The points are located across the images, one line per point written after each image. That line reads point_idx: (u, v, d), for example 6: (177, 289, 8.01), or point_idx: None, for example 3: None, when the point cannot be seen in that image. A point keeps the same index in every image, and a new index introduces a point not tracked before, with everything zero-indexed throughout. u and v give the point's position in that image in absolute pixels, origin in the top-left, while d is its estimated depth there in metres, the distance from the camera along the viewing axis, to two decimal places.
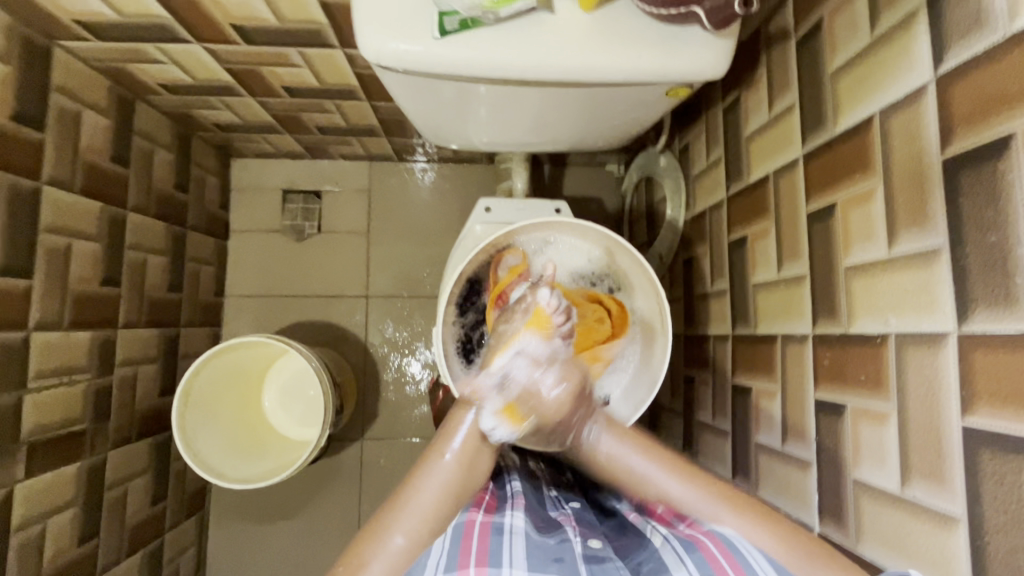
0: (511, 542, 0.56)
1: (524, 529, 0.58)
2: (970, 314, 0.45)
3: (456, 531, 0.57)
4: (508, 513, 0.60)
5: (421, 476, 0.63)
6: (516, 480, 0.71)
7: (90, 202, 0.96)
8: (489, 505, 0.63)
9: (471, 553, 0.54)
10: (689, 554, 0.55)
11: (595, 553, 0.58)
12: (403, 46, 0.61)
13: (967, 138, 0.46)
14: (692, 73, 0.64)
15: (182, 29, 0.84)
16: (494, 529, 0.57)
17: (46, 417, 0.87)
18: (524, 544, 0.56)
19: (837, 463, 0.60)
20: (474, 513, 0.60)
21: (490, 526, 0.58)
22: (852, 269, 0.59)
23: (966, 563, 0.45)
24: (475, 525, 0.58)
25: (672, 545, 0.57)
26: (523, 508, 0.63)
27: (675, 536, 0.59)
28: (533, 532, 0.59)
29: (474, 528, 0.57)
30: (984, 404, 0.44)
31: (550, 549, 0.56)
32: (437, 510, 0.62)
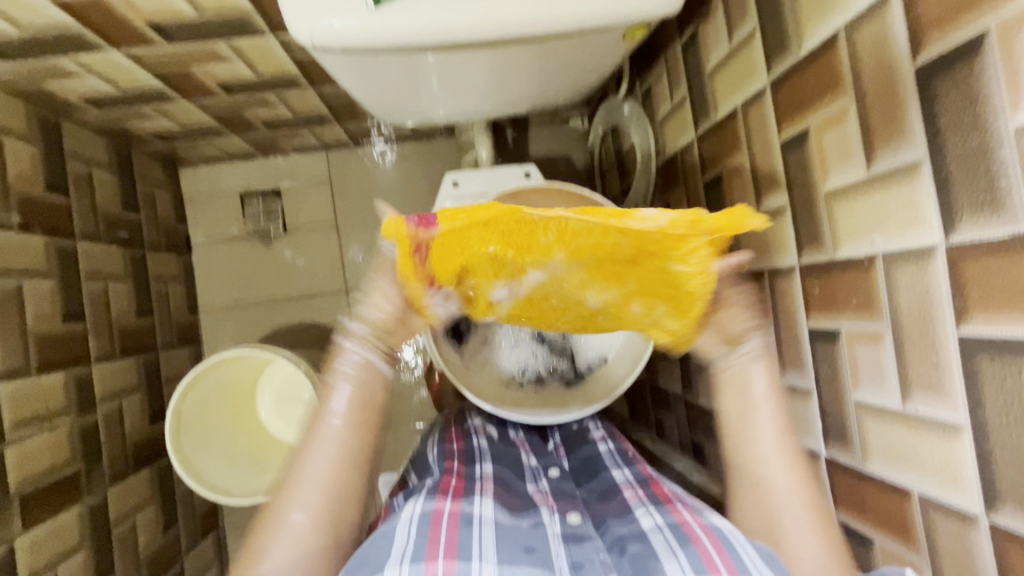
0: (479, 535, 0.56)
1: (493, 519, 0.59)
2: (955, 224, 0.45)
3: (421, 521, 0.56)
4: (476, 502, 0.61)
5: (264, 535, 0.56)
6: (488, 461, 0.73)
7: (32, 237, 0.90)
8: (455, 492, 0.63)
9: (439, 544, 0.53)
10: (683, 547, 0.54)
11: (574, 531, 0.62)
12: (338, 23, 0.57)
13: (937, 42, 0.44)
14: (647, 12, 0.61)
15: (94, 36, 0.77)
16: (461, 521, 0.57)
17: (33, 466, 0.84)
18: (494, 536, 0.56)
19: (837, 388, 0.61)
20: (441, 501, 0.60)
21: (457, 519, 0.57)
22: (832, 194, 0.58)
23: (973, 468, 0.46)
24: (444, 515, 0.57)
25: (665, 533, 0.57)
26: (492, 494, 0.64)
27: (669, 523, 0.58)
28: (506, 517, 0.60)
29: (442, 518, 0.57)
30: (978, 310, 0.44)
31: (520, 537, 0.57)
32: (332, 479, 0.59)
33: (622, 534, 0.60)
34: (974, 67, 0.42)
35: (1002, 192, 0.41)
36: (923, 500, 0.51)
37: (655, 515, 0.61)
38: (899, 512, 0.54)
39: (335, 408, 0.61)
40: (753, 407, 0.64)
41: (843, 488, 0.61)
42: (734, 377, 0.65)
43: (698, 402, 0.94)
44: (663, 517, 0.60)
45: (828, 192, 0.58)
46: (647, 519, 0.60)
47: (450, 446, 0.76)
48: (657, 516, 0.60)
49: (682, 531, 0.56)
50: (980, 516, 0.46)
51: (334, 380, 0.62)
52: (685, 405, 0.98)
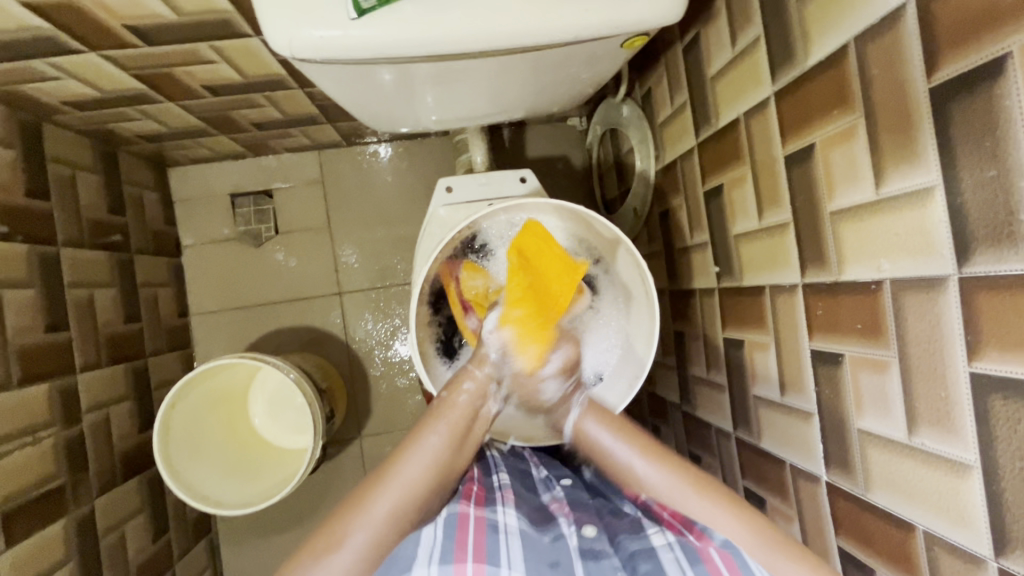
0: (506, 543, 0.56)
1: (518, 528, 0.58)
2: (970, 255, 0.42)
3: (447, 523, 0.56)
4: (500, 509, 0.60)
5: (380, 486, 0.58)
6: (503, 471, 0.71)
7: (12, 245, 0.87)
8: (479, 496, 0.62)
9: (467, 549, 0.54)
10: (693, 565, 0.55)
11: (590, 547, 0.58)
12: (321, 34, 0.54)
13: (955, 62, 0.42)
14: (646, 21, 0.58)
15: (70, 39, 0.74)
16: (488, 528, 0.57)
17: (17, 481, 0.82)
18: (520, 546, 0.56)
19: (840, 413, 0.58)
20: (465, 505, 0.59)
21: (484, 524, 0.57)
22: (838, 213, 0.55)
23: (982, 508, 0.44)
24: (470, 519, 0.57)
25: (675, 553, 0.57)
26: (514, 504, 0.63)
27: (680, 542, 0.58)
28: (530, 529, 0.59)
29: (469, 522, 0.57)
30: (992, 347, 0.41)
31: (544, 551, 0.56)
32: (424, 485, 0.59)
33: (633, 551, 0.59)
34: (994, 91, 0.39)
35: (1021, 225, 0.38)
36: (928, 536, 0.49)
37: (666, 533, 0.60)
38: (901, 545, 0.53)
39: (443, 418, 0.62)
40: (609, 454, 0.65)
41: (843, 514, 0.60)
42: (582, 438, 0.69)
43: (696, 414, 0.92)
44: (672, 536, 0.59)
45: (834, 211, 0.56)
46: (657, 538, 0.60)
47: None
48: (667, 534, 0.60)
49: (692, 551, 0.57)
50: (988, 559, 0.44)
51: (454, 394, 0.64)
52: (683, 416, 0.96)
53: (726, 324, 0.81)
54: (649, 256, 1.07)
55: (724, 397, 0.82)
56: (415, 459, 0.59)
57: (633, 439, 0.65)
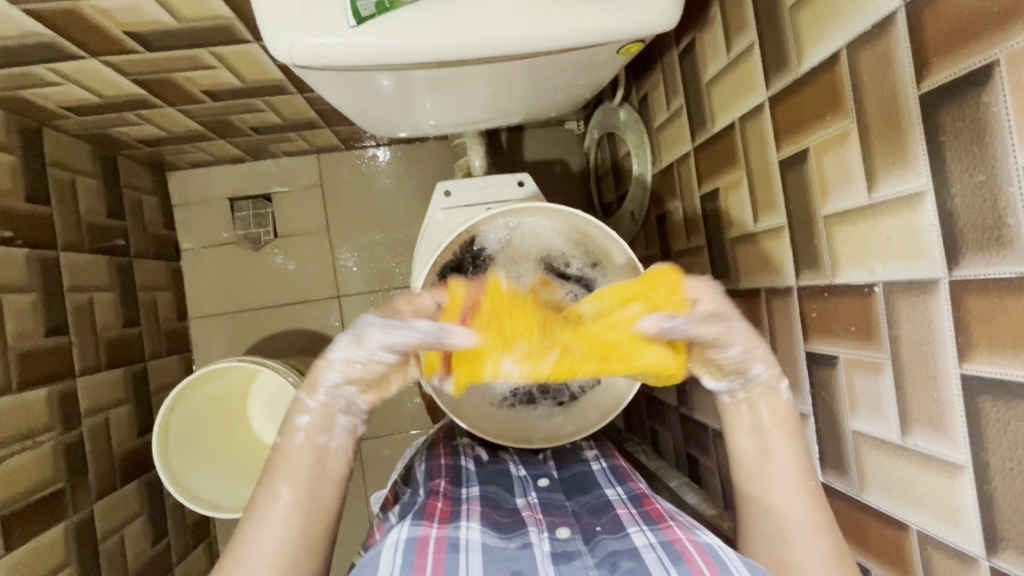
0: (466, 560, 0.55)
1: (480, 543, 0.58)
2: (960, 258, 0.43)
3: (408, 547, 0.55)
4: (463, 525, 0.60)
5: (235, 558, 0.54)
6: (474, 483, 0.72)
7: (12, 250, 0.87)
8: (443, 514, 0.62)
9: (426, 571, 0.53)
10: (675, 564, 0.53)
11: (563, 550, 0.60)
12: (321, 41, 0.54)
13: (944, 69, 0.42)
14: (642, 27, 0.59)
15: (71, 45, 0.75)
16: (448, 546, 0.56)
17: (17, 485, 0.82)
18: (480, 561, 0.55)
19: (835, 415, 0.59)
20: (428, 526, 0.58)
21: (444, 543, 0.56)
22: (831, 217, 0.56)
23: (973, 508, 0.44)
24: (430, 541, 0.56)
25: (658, 552, 0.55)
26: (479, 517, 0.63)
27: (661, 541, 0.57)
28: (493, 542, 0.59)
29: (429, 543, 0.56)
30: (982, 349, 0.42)
31: (507, 561, 0.56)
32: (293, 525, 0.56)
33: (613, 550, 0.58)
34: (981, 97, 0.40)
35: (1009, 230, 0.39)
36: (921, 536, 0.50)
37: (647, 533, 0.59)
38: (895, 545, 0.53)
39: (291, 456, 0.57)
40: (768, 448, 0.60)
41: (839, 514, 0.60)
42: (753, 415, 0.61)
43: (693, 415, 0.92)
44: (655, 536, 0.58)
45: (828, 214, 0.57)
46: (638, 537, 0.59)
47: (439, 462, 0.75)
48: (650, 535, 0.58)
49: (674, 549, 0.55)
50: (980, 559, 0.44)
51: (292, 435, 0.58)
52: (680, 418, 0.97)
53: None
54: (647, 258, 1.08)
55: None
56: (272, 516, 0.56)
57: (794, 456, 0.59)
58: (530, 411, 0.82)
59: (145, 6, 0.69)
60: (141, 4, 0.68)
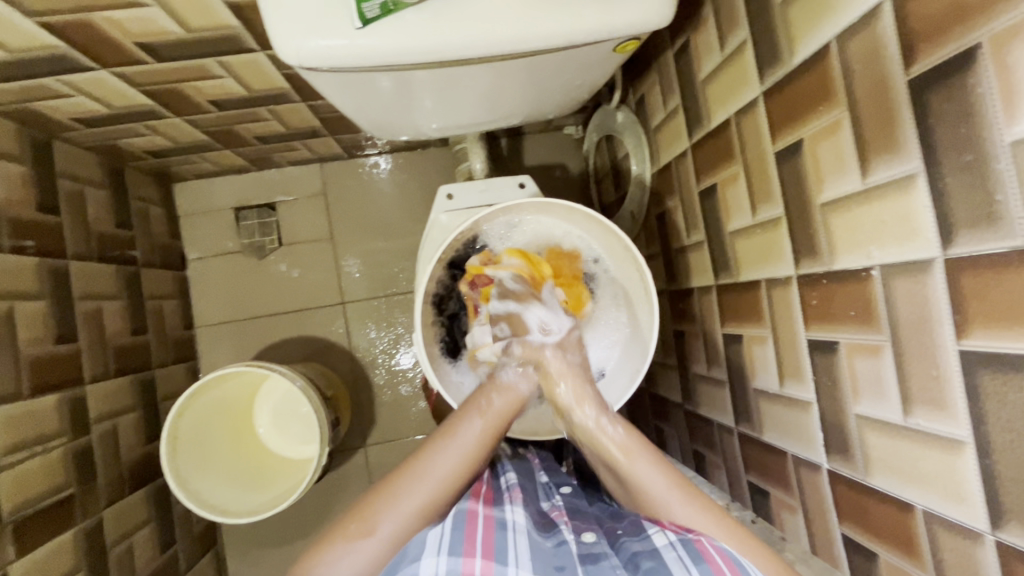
0: (513, 540, 0.57)
1: (525, 528, 0.59)
2: (953, 238, 0.44)
3: (458, 519, 0.59)
4: (508, 508, 0.62)
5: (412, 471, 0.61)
6: (510, 471, 0.73)
7: (23, 259, 0.89)
8: (487, 497, 0.64)
9: (475, 543, 0.55)
10: (696, 563, 0.54)
11: (590, 551, 0.59)
12: (327, 43, 0.56)
13: (930, 55, 0.44)
14: (638, 25, 0.61)
15: (83, 57, 0.77)
16: (497, 525, 0.58)
17: (28, 490, 0.83)
18: (527, 546, 0.57)
19: (837, 399, 0.60)
20: (475, 503, 0.61)
21: (493, 522, 0.59)
22: (827, 205, 0.57)
23: (977, 485, 0.45)
24: (478, 516, 0.59)
25: (678, 551, 0.56)
26: (522, 504, 0.64)
27: (683, 538, 0.57)
28: (533, 531, 0.60)
29: (478, 519, 0.59)
30: (978, 325, 0.43)
31: (549, 557, 0.56)
32: (454, 479, 0.62)
33: (636, 551, 0.58)
34: (967, 80, 0.41)
35: (999, 206, 0.40)
36: (927, 515, 0.50)
37: (668, 531, 0.59)
38: (903, 527, 0.54)
39: (479, 417, 0.66)
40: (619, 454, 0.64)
41: (845, 500, 0.61)
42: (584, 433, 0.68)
43: (699, 411, 0.93)
44: (676, 533, 0.58)
45: (824, 203, 0.58)
46: (660, 536, 0.58)
47: None
48: (671, 531, 0.59)
49: (694, 548, 0.55)
50: (986, 534, 0.45)
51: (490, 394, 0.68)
52: (685, 414, 0.97)
53: (724, 320, 0.82)
54: (648, 258, 1.09)
55: (726, 392, 0.83)
56: (451, 445, 0.63)
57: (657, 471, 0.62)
58: None
59: (156, 17, 0.71)
60: (151, 16, 0.71)
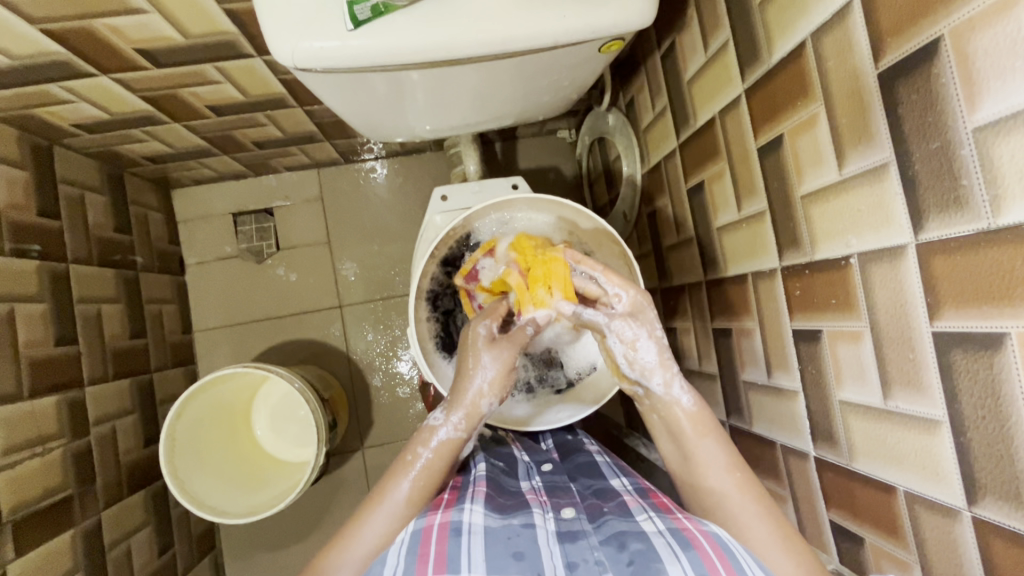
0: (469, 543, 0.55)
1: (483, 526, 0.58)
2: (924, 223, 0.46)
3: (412, 540, 0.56)
4: (465, 509, 0.60)
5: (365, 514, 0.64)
6: (482, 463, 0.74)
7: (24, 261, 0.90)
8: (447, 503, 0.63)
9: (428, 561, 0.53)
10: (684, 551, 0.52)
11: (569, 530, 0.59)
12: (319, 44, 0.58)
13: (897, 47, 0.46)
14: (621, 25, 0.63)
15: (84, 63, 0.79)
16: (451, 532, 0.56)
17: (27, 490, 0.84)
18: (484, 543, 0.55)
19: (822, 387, 0.61)
20: (432, 516, 0.59)
21: (447, 530, 0.57)
22: (807, 197, 0.59)
23: (953, 463, 0.46)
24: (433, 530, 0.57)
25: (666, 538, 0.54)
26: (483, 499, 0.63)
27: (670, 528, 0.56)
28: (496, 521, 0.59)
29: (432, 533, 0.56)
30: (950, 306, 0.45)
31: (511, 541, 0.55)
32: (408, 513, 0.64)
33: (621, 530, 0.57)
34: (931, 71, 0.43)
35: (965, 190, 0.42)
36: (908, 496, 0.51)
37: (656, 521, 0.58)
38: (886, 509, 0.55)
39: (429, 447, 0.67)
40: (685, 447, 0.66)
41: (832, 487, 0.62)
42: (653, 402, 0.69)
43: None
44: (663, 524, 0.57)
45: (805, 195, 0.60)
46: (647, 523, 0.58)
47: None
48: (658, 522, 0.58)
49: (683, 535, 0.54)
50: (962, 510, 0.46)
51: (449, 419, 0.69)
52: None
53: (714, 315, 0.84)
54: (640, 256, 1.11)
55: (717, 386, 0.85)
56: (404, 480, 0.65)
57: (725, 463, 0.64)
58: (529, 400, 0.84)
59: (154, 24, 0.73)
60: (150, 22, 0.73)
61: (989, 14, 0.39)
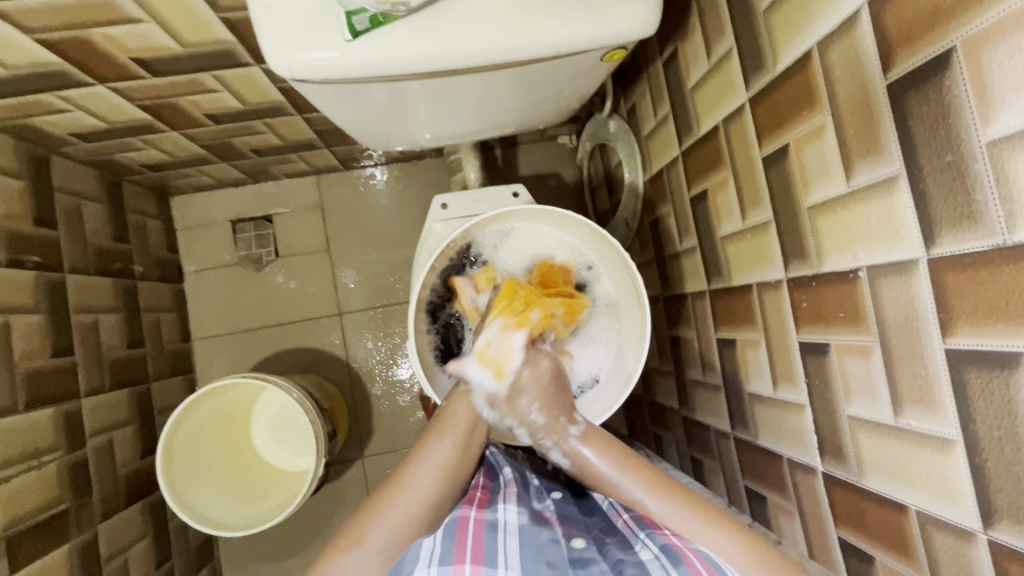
0: (504, 543, 0.56)
1: (518, 528, 0.58)
2: (936, 237, 0.44)
3: (449, 527, 0.57)
4: (501, 509, 0.61)
5: (395, 488, 0.63)
6: (508, 466, 0.72)
7: (19, 272, 0.89)
8: (481, 499, 0.63)
9: (466, 550, 0.54)
10: (676, 569, 0.53)
11: (580, 556, 0.57)
12: (317, 55, 0.57)
13: (908, 58, 0.45)
14: (623, 35, 0.62)
15: (80, 73, 0.78)
16: (488, 529, 0.57)
17: (22, 505, 0.83)
18: (519, 544, 0.56)
19: (830, 401, 0.60)
20: (467, 508, 0.60)
21: (484, 526, 0.58)
22: (814, 208, 0.58)
23: (967, 484, 0.45)
24: (470, 523, 0.58)
25: (660, 559, 0.55)
26: (517, 502, 0.63)
27: (664, 548, 0.56)
28: (530, 528, 0.59)
29: (469, 526, 0.57)
30: (963, 323, 0.43)
31: (542, 550, 0.56)
32: (435, 487, 0.64)
33: (620, 559, 0.57)
34: (943, 83, 0.42)
35: (979, 205, 0.41)
36: (921, 516, 0.50)
37: (650, 544, 0.57)
38: (897, 528, 0.53)
39: (450, 430, 0.68)
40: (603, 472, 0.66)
41: (841, 504, 0.60)
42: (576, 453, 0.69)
43: (696, 417, 0.92)
44: (655, 544, 0.57)
45: (811, 206, 0.58)
46: (643, 552, 0.57)
47: None
48: (651, 544, 0.57)
49: (676, 553, 0.54)
50: (978, 533, 0.45)
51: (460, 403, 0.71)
52: (682, 421, 0.97)
53: (718, 325, 0.83)
54: (642, 264, 1.10)
55: (721, 397, 0.83)
56: (437, 445, 0.67)
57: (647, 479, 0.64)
58: None
59: (151, 33, 0.72)
60: (147, 31, 0.72)
61: (1002, 26, 0.38)
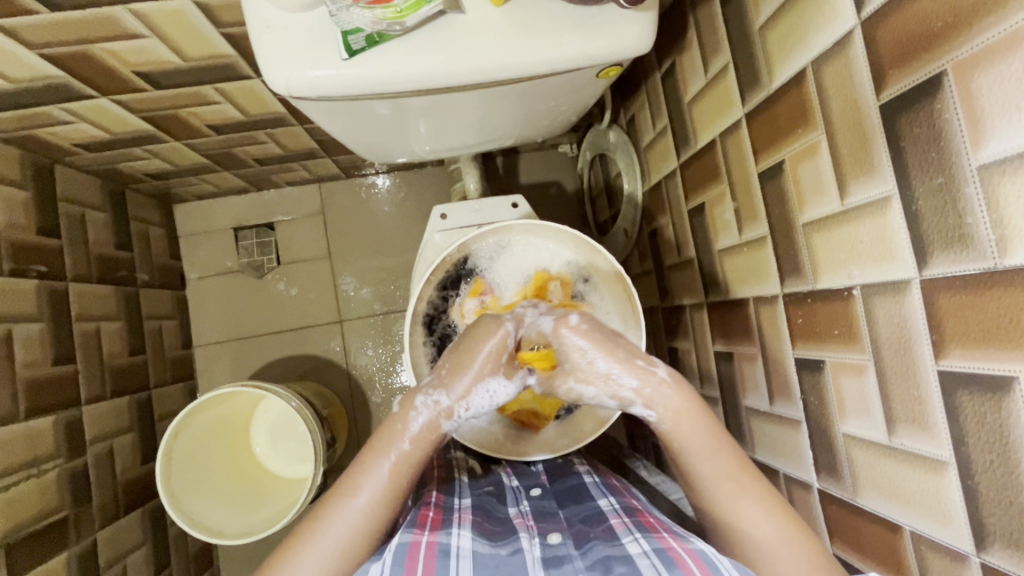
0: (457, 565, 0.54)
1: (471, 549, 0.57)
2: (928, 258, 0.44)
3: (397, 552, 0.55)
4: (454, 532, 0.59)
5: (312, 537, 0.58)
6: (467, 495, 0.71)
7: (23, 281, 0.91)
8: (432, 521, 0.61)
9: None
10: (669, 570, 0.51)
11: (553, 555, 0.57)
12: (314, 73, 0.58)
13: (900, 80, 0.45)
14: (618, 52, 0.62)
15: (83, 85, 0.79)
16: (439, 552, 0.56)
17: (21, 513, 0.83)
18: (472, 567, 0.54)
19: (825, 418, 0.59)
20: (418, 533, 0.58)
21: (436, 550, 0.56)
22: (809, 225, 0.58)
23: (960, 506, 0.45)
24: (421, 546, 0.56)
25: (650, 559, 0.53)
26: (470, 525, 0.62)
27: (655, 549, 0.54)
28: (485, 548, 0.58)
29: (419, 549, 0.55)
30: (956, 345, 0.43)
31: (499, 566, 0.55)
32: (356, 539, 0.59)
33: (607, 555, 0.56)
34: (934, 106, 0.42)
35: (970, 228, 0.41)
36: (914, 536, 0.50)
37: (641, 542, 0.56)
38: (892, 548, 0.53)
39: (376, 474, 0.61)
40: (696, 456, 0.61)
41: (836, 521, 0.60)
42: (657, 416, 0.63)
43: None
44: (648, 543, 0.56)
45: (806, 223, 0.58)
46: (632, 545, 0.56)
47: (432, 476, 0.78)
48: (643, 543, 0.56)
49: (667, 555, 0.53)
50: (971, 555, 0.45)
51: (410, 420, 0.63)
52: None
53: (715, 337, 0.83)
54: (641, 275, 1.10)
55: (719, 410, 0.83)
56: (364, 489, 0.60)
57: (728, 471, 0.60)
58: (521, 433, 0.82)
59: (152, 47, 0.73)
60: (148, 46, 0.73)
61: (992, 51, 0.38)
